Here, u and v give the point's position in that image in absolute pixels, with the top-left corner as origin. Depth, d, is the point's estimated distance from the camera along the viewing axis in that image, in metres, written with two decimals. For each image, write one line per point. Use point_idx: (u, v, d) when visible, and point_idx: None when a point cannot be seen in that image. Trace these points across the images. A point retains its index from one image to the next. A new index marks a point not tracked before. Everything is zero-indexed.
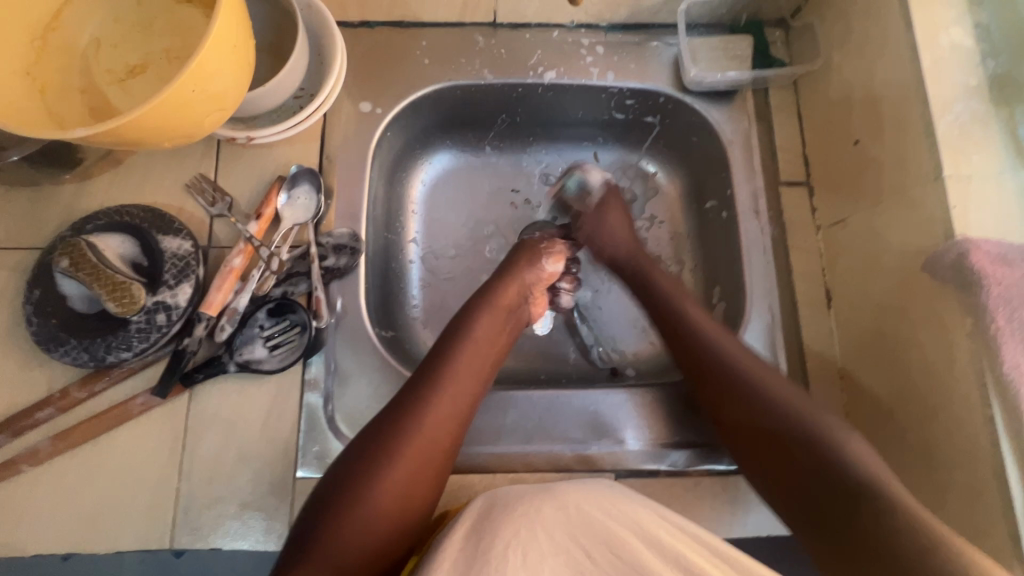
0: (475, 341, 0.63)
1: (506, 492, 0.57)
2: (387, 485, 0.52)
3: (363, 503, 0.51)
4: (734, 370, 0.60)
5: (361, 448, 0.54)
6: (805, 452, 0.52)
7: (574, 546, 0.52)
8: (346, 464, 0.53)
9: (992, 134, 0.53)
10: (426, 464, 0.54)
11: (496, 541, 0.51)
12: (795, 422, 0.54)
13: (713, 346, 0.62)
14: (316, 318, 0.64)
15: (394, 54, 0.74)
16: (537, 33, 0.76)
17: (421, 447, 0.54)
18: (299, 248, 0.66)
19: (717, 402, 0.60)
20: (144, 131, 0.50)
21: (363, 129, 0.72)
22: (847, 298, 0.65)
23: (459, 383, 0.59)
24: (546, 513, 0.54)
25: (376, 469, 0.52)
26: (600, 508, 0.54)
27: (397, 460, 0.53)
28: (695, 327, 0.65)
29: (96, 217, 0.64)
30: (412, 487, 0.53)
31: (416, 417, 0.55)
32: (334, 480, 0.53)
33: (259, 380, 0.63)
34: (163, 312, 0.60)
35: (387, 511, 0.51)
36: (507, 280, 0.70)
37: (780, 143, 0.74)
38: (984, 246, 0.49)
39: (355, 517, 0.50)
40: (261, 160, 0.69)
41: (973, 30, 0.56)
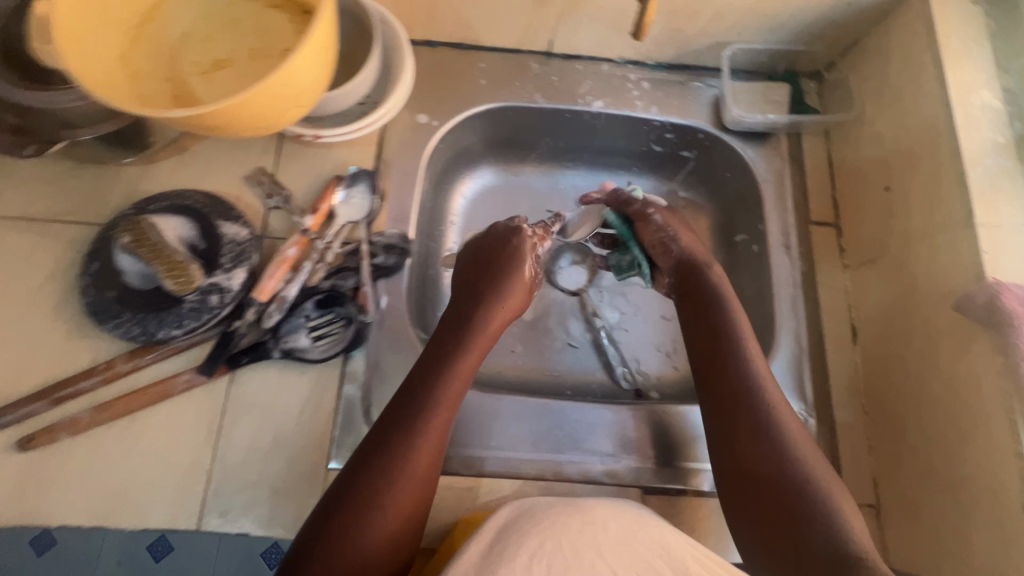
0: (465, 366, 0.60)
1: (535, 501, 0.58)
2: (381, 525, 0.51)
3: (355, 546, 0.50)
4: (761, 416, 0.59)
5: (346, 489, 0.52)
6: (801, 506, 0.54)
7: (600, 562, 0.50)
8: (333, 507, 0.51)
9: (1020, 188, 0.57)
10: (419, 497, 0.54)
11: (520, 552, 0.50)
12: (801, 480, 0.55)
13: (746, 384, 0.61)
14: (363, 312, 0.66)
15: (453, 72, 0.79)
16: (587, 65, 0.81)
17: (411, 484, 0.53)
18: (350, 244, 0.68)
19: (732, 439, 0.59)
20: (231, 115, 0.53)
21: (418, 138, 0.76)
22: (875, 335, 0.68)
23: (444, 413, 0.57)
24: (574, 529, 0.53)
25: (363, 515, 0.51)
26: (627, 529, 0.54)
27: (387, 500, 0.52)
28: (730, 362, 0.62)
29: (159, 198, 0.66)
30: (404, 524, 0.52)
31: (403, 454, 0.53)
32: (319, 523, 0.51)
33: (301, 369, 0.64)
34: (217, 294, 0.62)
35: (382, 550, 0.51)
36: (486, 281, 0.68)
37: (811, 184, 0.77)
38: (1014, 289, 0.52)
39: (347, 560, 0.49)
40: (320, 158, 0.72)
41: (1001, 93, 0.61)
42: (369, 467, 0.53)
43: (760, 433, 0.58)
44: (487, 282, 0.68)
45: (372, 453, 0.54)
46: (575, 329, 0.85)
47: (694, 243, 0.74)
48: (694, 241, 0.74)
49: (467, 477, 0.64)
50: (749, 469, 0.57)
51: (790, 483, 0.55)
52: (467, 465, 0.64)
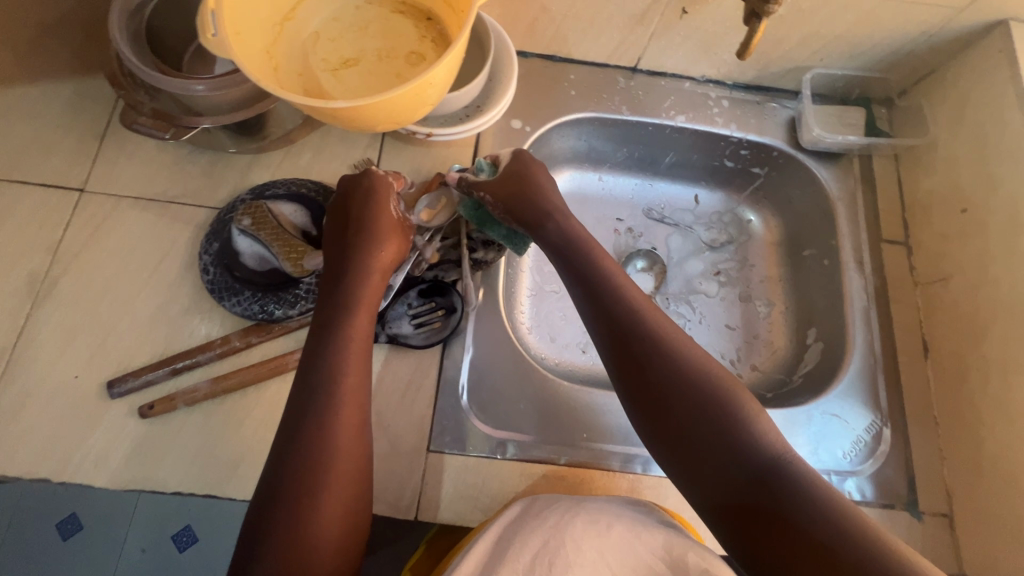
0: (357, 321, 0.58)
1: (545, 501, 0.56)
2: (323, 506, 0.49)
3: (302, 535, 0.47)
4: (664, 376, 0.54)
5: (283, 472, 0.50)
6: (725, 474, 0.49)
7: (601, 562, 0.48)
8: (274, 493, 0.49)
9: None
10: (356, 474, 0.52)
11: (523, 551, 0.48)
12: (690, 445, 0.51)
13: (652, 348, 0.56)
14: (463, 303, 0.69)
15: (546, 83, 0.83)
16: (670, 82, 0.85)
17: (341, 464, 0.51)
18: (451, 238, 0.71)
19: (659, 407, 0.54)
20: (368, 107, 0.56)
21: (512, 142, 0.80)
22: (950, 351, 0.71)
23: (350, 382, 0.54)
24: (577, 525, 0.50)
25: (308, 500, 0.48)
26: (630, 530, 0.51)
27: (325, 481, 0.50)
28: (610, 330, 0.58)
29: (275, 185, 0.70)
30: (347, 498, 0.50)
31: (324, 433, 0.51)
32: (268, 502, 0.49)
33: (404, 354, 0.67)
34: None
35: (331, 536, 0.48)
36: (381, 228, 0.63)
37: (882, 204, 0.81)
38: None
39: (301, 552, 0.47)
40: (421, 156, 0.76)
41: None
42: (299, 446, 0.51)
43: (669, 392, 0.53)
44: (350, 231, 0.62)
45: (296, 433, 0.51)
46: None
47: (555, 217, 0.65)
48: (544, 192, 0.66)
49: (561, 465, 0.66)
50: (692, 443, 0.51)
51: (687, 445, 0.51)
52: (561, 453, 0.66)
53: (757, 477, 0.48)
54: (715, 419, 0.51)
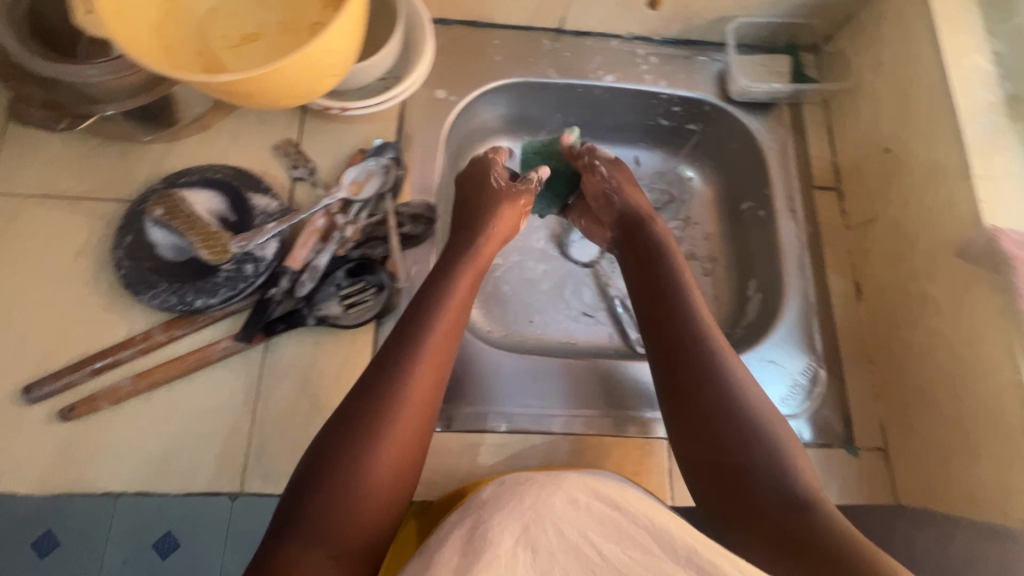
0: (451, 307, 0.61)
1: (515, 478, 0.52)
2: (372, 462, 0.50)
3: (348, 489, 0.49)
4: (685, 343, 0.61)
5: (337, 432, 0.51)
6: (721, 431, 0.55)
7: (584, 540, 0.46)
8: (327, 449, 0.51)
9: (1012, 142, 0.61)
10: (413, 440, 0.53)
11: (504, 534, 0.46)
12: (725, 409, 0.56)
13: (683, 314, 0.63)
14: (394, 279, 0.68)
15: (469, 50, 0.81)
16: (597, 41, 0.83)
17: (402, 427, 0.52)
18: (377, 215, 0.70)
19: (667, 368, 0.61)
20: (268, 83, 0.55)
21: (437, 113, 0.78)
22: (880, 290, 0.72)
23: (430, 362, 0.56)
24: (554, 508, 0.47)
25: (361, 445, 0.50)
26: (607, 501, 0.49)
27: (379, 439, 0.51)
28: (654, 305, 0.66)
29: (188, 172, 0.68)
30: (400, 458, 0.52)
31: (386, 396, 0.53)
32: (319, 456, 0.50)
33: (335, 335, 0.66)
34: (251, 263, 0.64)
35: (380, 493, 0.50)
36: (480, 223, 0.70)
37: (813, 151, 0.81)
38: (1010, 234, 0.56)
39: (340, 506, 0.48)
40: (343, 133, 0.74)
41: (992, 56, 0.65)
42: (361, 408, 0.52)
43: (683, 354, 0.60)
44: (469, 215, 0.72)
45: (367, 393, 0.53)
46: (591, 299, 0.89)
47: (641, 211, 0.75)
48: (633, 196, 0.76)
49: (501, 433, 0.66)
50: (699, 398, 0.57)
51: (727, 415, 0.56)
52: (502, 422, 0.66)
53: (745, 437, 0.55)
54: (714, 381, 0.58)
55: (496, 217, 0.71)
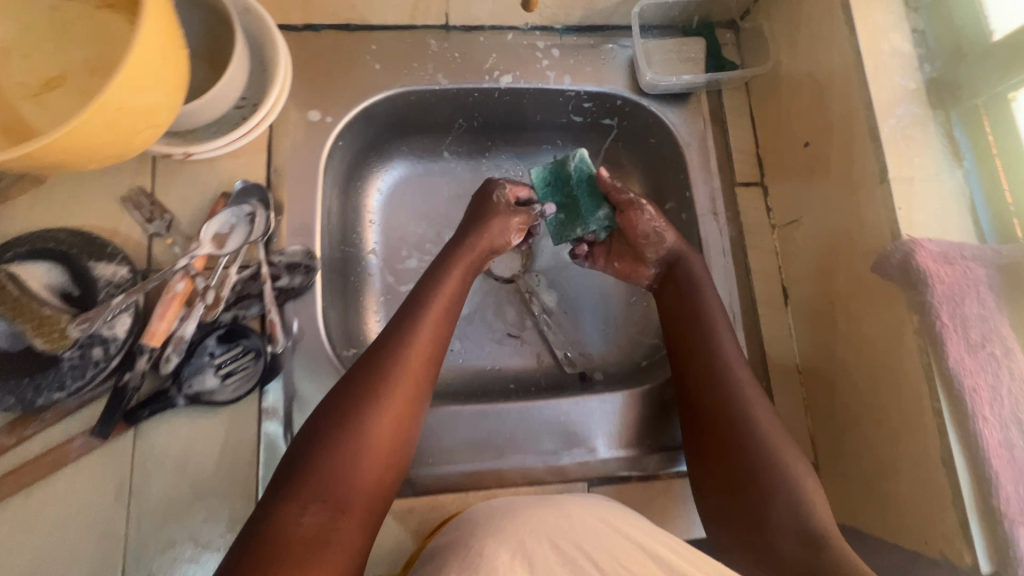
0: (444, 290, 0.63)
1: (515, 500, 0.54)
2: (373, 424, 0.53)
3: (348, 449, 0.51)
4: (707, 349, 0.61)
5: (340, 398, 0.54)
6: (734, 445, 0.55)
7: (575, 551, 0.48)
8: (329, 416, 0.53)
9: (931, 136, 0.56)
10: (410, 408, 0.55)
11: (493, 543, 0.48)
12: (732, 403, 0.57)
13: (708, 330, 0.63)
14: (271, 343, 0.61)
15: (343, 60, 0.71)
16: (490, 36, 0.74)
17: (403, 394, 0.55)
18: (249, 268, 0.62)
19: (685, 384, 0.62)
20: (70, 150, 0.46)
21: (312, 139, 0.69)
22: (805, 296, 0.67)
23: (432, 329, 0.60)
24: (549, 520, 0.49)
25: (359, 413, 0.53)
26: (599, 518, 0.51)
27: (382, 405, 0.54)
28: (671, 309, 0.67)
29: (17, 243, 0.58)
30: (396, 430, 0.54)
31: (392, 367, 0.56)
32: (319, 424, 0.53)
33: (212, 412, 0.59)
34: (100, 346, 0.56)
35: (381, 454, 0.52)
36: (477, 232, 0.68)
37: (735, 143, 0.74)
38: (927, 245, 0.51)
39: (338, 466, 0.50)
40: (203, 175, 0.65)
41: (910, 35, 0.58)
42: (367, 375, 0.55)
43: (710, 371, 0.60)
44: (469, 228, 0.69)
45: (372, 360, 0.56)
46: (514, 318, 0.83)
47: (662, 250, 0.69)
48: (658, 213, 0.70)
49: (408, 497, 0.61)
50: (716, 411, 0.58)
51: (728, 407, 0.57)
52: (406, 484, 0.62)
53: (755, 454, 0.54)
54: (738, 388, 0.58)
55: (491, 235, 0.69)
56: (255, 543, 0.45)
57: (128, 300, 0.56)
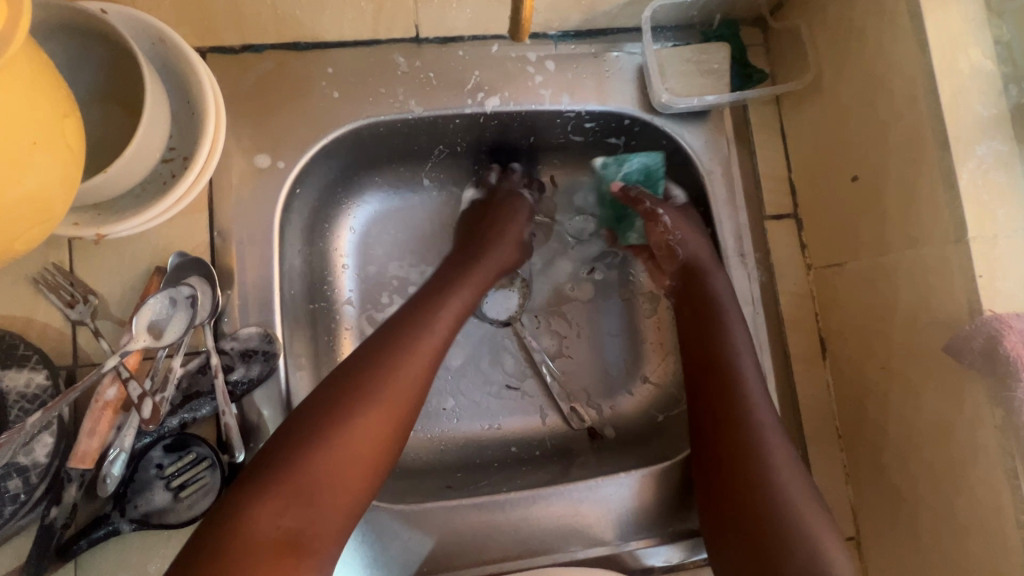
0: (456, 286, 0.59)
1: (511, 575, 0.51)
2: (363, 419, 0.46)
3: (330, 444, 0.45)
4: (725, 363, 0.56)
5: (331, 388, 0.48)
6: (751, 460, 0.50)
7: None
8: (316, 401, 0.47)
9: (1018, 180, 0.45)
10: (402, 410, 0.49)
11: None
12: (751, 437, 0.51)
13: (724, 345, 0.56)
14: (230, 449, 0.52)
15: (294, 88, 0.58)
16: (471, 48, 0.61)
17: (402, 392, 0.49)
18: (196, 359, 0.52)
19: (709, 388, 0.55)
20: None
21: (263, 190, 0.57)
22: (847, 352, 0.58)
23: (440, 324, 0.54)
24: None
25: (351, 402, 0.47)
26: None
27: (375, 397, 0.47)
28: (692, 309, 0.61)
29: None
30: (386, 433, 0.47)
31: (397, 359, 0.50)
32: (310, 406, 0.47)
33: (165, 534, 0.50)
34: (17, 477, 0.46)
35: (362, 456, 0.46)
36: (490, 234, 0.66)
37: (764, 169, 0.64)
38: (1016, 326, 0.42)
39: (316, 458, 0.44)
40: (133, 245, 0.54)
41: (994, 49, 0.47)
42: (366, 366, 0.49)
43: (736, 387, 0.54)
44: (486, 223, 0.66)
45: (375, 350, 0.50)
46: (514, 368, 0.73)
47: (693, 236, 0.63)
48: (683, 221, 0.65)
49: None
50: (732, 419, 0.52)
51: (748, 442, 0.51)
52: None
53: (758, 467, 0.50)
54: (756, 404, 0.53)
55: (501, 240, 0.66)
56: (215, 538, 0.40)
57: (46, 417, 0.46)
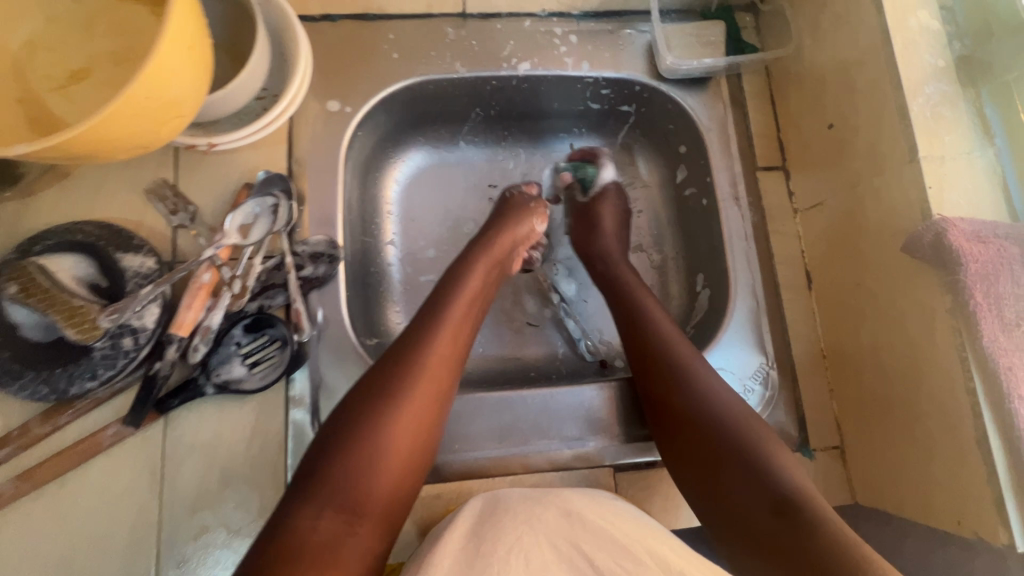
0: (472, 288, 0.61)
1: (509, 494, 0.53)
2: (393, 428, 0.49)
3: (376, 448, 0.48)
4: (686, 375, 0.58)
5: (367, 392, 0.51)
6: (733, 460, 0.51)
7: (575, 551, 0.48)
8: (345, 418, 0.50)
9: (962, 114, 0.55)
10: (429, 413, 0.52)
11: (498, 546, 0.47)
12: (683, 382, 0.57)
13: (645, 314, 0.64)
14: (298, 332, 0.61)
15: (362, 50, 0.71)
16: (507, 23, 0.74)
17: (433, 390, 0.53)
18: (273, 258, 0.62)
19: (662, 397, 0.58)
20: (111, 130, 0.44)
21: (332, 129, 0.69)
22: (829, 279, 0.66)
23: (462, 324, 0.58)
24: (548, 517, 0.49)
25: (380, 414, 0.50)
26: (599, 515, 0.50)
27: (401, 407, 0.50)
28: (657, 326, 0.62)
29: (44, 236, 0.59)
30: (414, 437, 0.50)
31: (413, 368, 0.52)
32: (342, 417, 0.50)
33: (240, 401, 0.60)
34: (130, 336, 0.56)
35: (398, 458, 0.49)
36: (499, 232, 0.68)
37: (756, 128, 0.74)
38: (959, 224, 0.50)
39: (365, 466, 0.48)
40: (226, 167, 0.65)
41: (940, 12, 0.57)
42: (398, 364, 0.52)
43: (692, 399, 0.56)
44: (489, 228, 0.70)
45: (401, 351, 0.54)
46: (534, 307, 0.81)
47: (617, 238, 0.75)
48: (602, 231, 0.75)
49: (436, 483, 0.62)
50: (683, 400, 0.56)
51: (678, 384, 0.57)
52: (434, 471, 0.62)
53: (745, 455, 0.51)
54: (733, 408, 0.54)
55: (516, 234, 0.69)
56: (273, 539, 0.44)
57: (156, 290, 0.57)
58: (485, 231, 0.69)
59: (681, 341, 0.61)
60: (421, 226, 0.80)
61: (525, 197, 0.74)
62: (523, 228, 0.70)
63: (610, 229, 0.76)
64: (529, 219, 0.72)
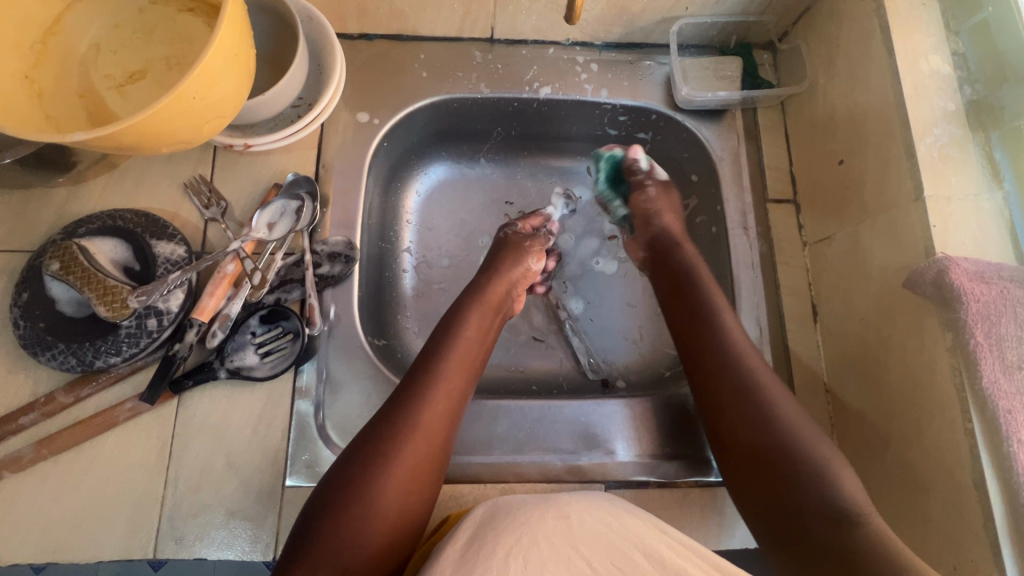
0: (465, 335, 0.63)
1: (510, 501, 0.54)
2: (384, 484, 0.51)
3: (359, 514, 0.49)
4: (746, 368, 0.58)
5: (353, 460, 0.52)
6: (797, 482, 0.51)
7: (575, 555, 0.48)
8: (340, 475, 0.52)
9: (969, 157, 0.56)
10: (422, 467, 0.53)
11: (497, 550, 0.48)
12: (744, 369, 0.58)
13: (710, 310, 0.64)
14: (310, 325, 0.64)
15: (394, 68, 0.76)
16: (532, 50, 0.78)
17: (423, 450, 0.53)
18: (293, 255, 0.66)
19: (728, 421, 0.57)
20: (166, 123, 0.48)
21: (360, 139, 0.73)
22: (835, 314, 0.66)
23: (453, 380, 0.58)
24: (546, 522, 0.50)
25: (371, 471, 0.51)
26: (601, 520, 0.51)
27: (391, 464, 0.52)
28: (732, 340, 0.61)
29: (89, 221, 0.64)
30: (409, 489, 0.52)
31: (405, 424, 0.54)
32: (338, 476, 0.52)
33: (249, 388, 0.63)
34: (154, 317, 0.60)
35: (389, 513, 0.50)
36: (491, 279, 0.69)
37: (768, 161, 0.75)
38: (962, 264, 0.50)
39: (352, 532, 0.49)
40: (258, 167, 0.70)
41: (951, 57, 0.59)
42: (387, 431, 0.53)
43: (757, 423, 0.55)
44: (487, 270, 0.71)
45: (388, 416, 0.54)
46: (539, 321, 0.81)
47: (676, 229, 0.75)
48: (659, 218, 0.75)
49: None
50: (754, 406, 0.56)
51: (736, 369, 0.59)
52: None
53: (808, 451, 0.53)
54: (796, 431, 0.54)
55: (507, 279, 0.70)
56: None
57: (184, 276, 0.60)
58: (483, 276, 0.70)
59: (739, 333, 0.62)
60: (437, 236, 0.83)
61: (523, 238, 0.75)
62: (526, 265, 0.73)
63: (672, 219, 0.76)
64: (525, 257, 0.74)
